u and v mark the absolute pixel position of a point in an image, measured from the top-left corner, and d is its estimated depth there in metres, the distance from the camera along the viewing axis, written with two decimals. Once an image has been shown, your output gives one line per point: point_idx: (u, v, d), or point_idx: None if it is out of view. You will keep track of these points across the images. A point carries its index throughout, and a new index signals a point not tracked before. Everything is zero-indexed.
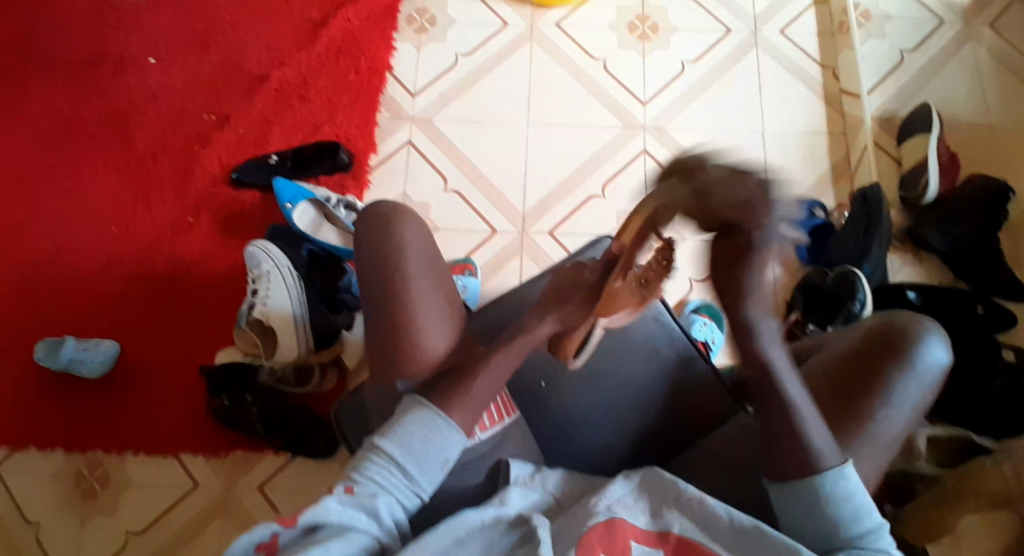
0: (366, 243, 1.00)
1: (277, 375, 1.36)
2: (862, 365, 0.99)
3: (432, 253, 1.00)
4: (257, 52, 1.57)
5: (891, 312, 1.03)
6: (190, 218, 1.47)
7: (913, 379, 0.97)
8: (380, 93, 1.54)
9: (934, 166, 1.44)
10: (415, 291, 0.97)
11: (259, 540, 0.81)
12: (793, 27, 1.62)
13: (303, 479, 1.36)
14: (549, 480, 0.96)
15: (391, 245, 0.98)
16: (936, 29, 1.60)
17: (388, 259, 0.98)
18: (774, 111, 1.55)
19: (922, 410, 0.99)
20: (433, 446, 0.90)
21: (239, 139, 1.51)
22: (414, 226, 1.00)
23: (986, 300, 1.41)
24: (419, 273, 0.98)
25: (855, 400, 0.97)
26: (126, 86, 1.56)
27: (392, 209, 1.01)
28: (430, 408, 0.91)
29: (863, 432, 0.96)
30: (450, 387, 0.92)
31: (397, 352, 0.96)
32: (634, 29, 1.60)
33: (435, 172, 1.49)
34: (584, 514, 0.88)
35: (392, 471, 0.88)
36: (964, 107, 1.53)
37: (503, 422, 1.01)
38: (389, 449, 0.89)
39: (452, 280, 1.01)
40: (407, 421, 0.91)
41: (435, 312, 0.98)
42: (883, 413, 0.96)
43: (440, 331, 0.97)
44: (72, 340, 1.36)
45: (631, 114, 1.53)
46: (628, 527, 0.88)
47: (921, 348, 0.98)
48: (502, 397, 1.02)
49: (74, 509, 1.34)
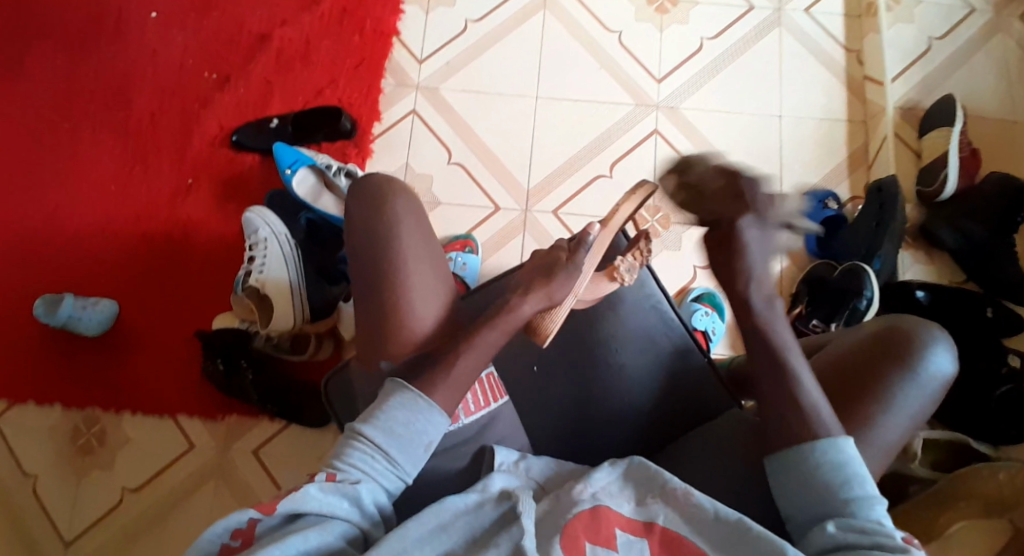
0: (358, 221, 0.97)
1: (273, 342, 1.36)
2: (862, 369, 0.95)
3: (424, 234, 0.97)
4: (262, 10, 1.53)
5: (899, 317, 0.99)
6: (190, 179, 1.46)
7: (913, 388, 0.93)
8: (386, 58, 1.50)
9: (954, 162, 1.40)
10: (404, 270, 0.94)
11: (236, 526, 0.80)
12: (817, 5, 1.55)
13: (296, 446, 1.37)
14: (533, 468, 0.96)
15: (381, 222, 0.95)
16: (968, 15, 1.53)
17: (377, 237, 0.95)
18: (792, 95, 1.50)
19: (921, 420, 0.95)
20: (416, 430, 0.89)
21: (242, 100, 1.49)
22: (406, 205, 0.97)
23: (995, 303, 1.39)
24: (409, 253, 0.95)
25: (853, 405, 0.94)
26: (128, 40, 1.53)
27: (384, 186, 0.97)
28: (410, 391, 0.90)
29: (858, 438, 0.93)
30: (434, 378, 0.91)
31: (388, 331, 0.94)
32: (652, 0, 1.54)
33: (439, 144, 1.46)
34: (569, 501, 0.87)
35: (375, 458, 0.87)
36: (989, 100, 1.48)
37: (489, 408, 1.01)
38: (372, 435, 0.88)
39: (444, 263, 0.98)
40: (389, 405, 0.90)
41: (425, 291, 0.95)
42: (880, 420, 0.93)
43: (430, 309, 0.95)
44: (71, 297, 1.37)
45: (643, 91, 1.49)
46: (613, 516, 0.86)
47: (925, 356, 0.94)
48: (486, 382, 1.02)
49: (70, 465, 1.36)
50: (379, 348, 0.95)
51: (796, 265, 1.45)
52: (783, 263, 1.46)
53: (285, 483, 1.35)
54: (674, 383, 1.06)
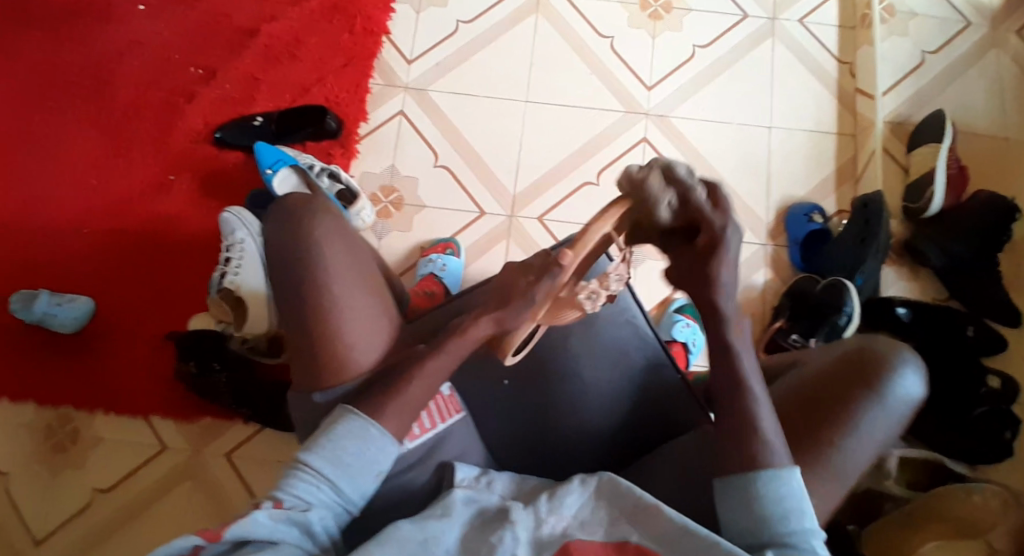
0: (277, 247, 0.98)
1: (248, 344, 1.31)
2: (830, 391, 0.94)
3: (349, 254, 0.99)
4: (248, 3, 1.50)
5: (870, 338, 0.98)
6: (170, 175, 1.43)
7: (882, 412, 0.93)
8: (375, 57, 1.48)
9: (941, 179, 1.39)
10: (336, 297, 0.95)
11: (180, 551, 0.79)
12: (811, 16, 1.54)
13: (272, 450, 1.36)
14: (499, 483, 0.95)
15: (303, 248, 0.96)
16: (961, 31, 1.52)
17: (303, 263, 0.96)
18: (783, 107, 1.49)
19: (887, 443, 0.94)
20: (365, 459, 0.90)
21: (225, 96, 1.46)
22: (330, 225, 0.99)
23: (976, 321, 1.39)
24: (339, 278, 0.96)
25: (820, 426, 0.93)
26: (109, 29, 1.49)
27: (305, 207, 0.99)
28: (357, 417, 0.91)
29: (823, 462, 0.92)
30: (392, 394, 0.92)
31: (321, 359, 0.95)
32: (646, 6, 1.53)
33: (425, 145, 1.44)
34: (539, 540, 0.86)
35: (322, 487, 0.88)
36: (981, 117, 1.47)
37: (444, 426, 1.01)
38: (317, 464, 0.88)
39: (373, 282, 1.00)
40: (338, 432, 0.90)
41: (359, 314, 0.97)
42: (847, 443, 0.92)
43: (367, 331, 0.97)
44: (46, 294, 1.34)
45: (634, 98, 1.48)
46: (585, 548, 0.86)
47: (894, 379, 0.94)
48: (442, 399, 1.02)
49: (43, 463, 1.35)
50: (311, 375, 0.96)
51: (779, 277, 1.44)
52: (766, 275, 1.44)
53: (260, 487, 1.34)
54: (647, 397, 1.07)
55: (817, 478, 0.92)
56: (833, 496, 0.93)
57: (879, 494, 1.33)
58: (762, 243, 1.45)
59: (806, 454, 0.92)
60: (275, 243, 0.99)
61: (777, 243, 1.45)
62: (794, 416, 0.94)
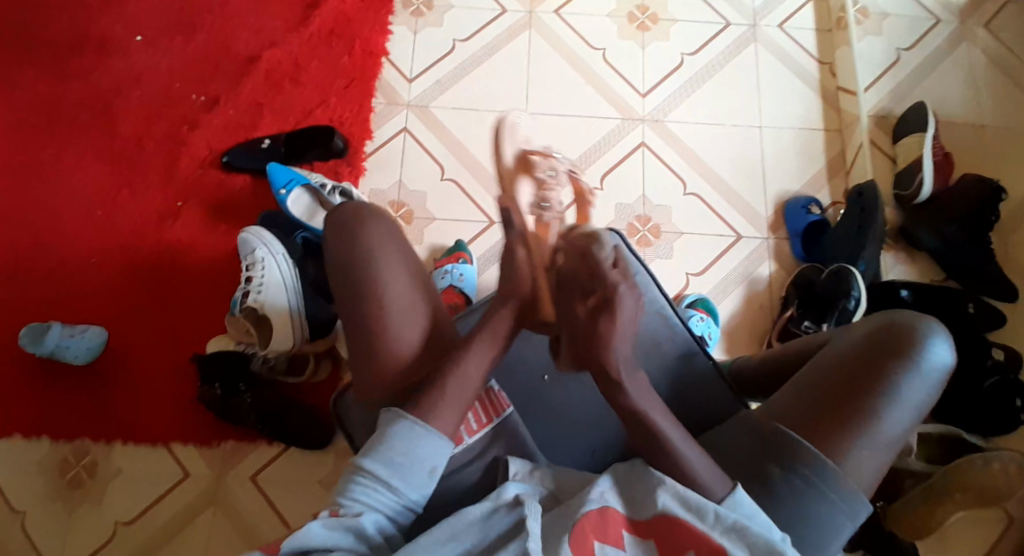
0: (338, 252, 1.00)
1: (270, 365, 1.34)
2: (864, 363, 0.97)
3: (401, 252, 1.01)
4: (250, 33, 1.55)
5: (895, 312, 1.01)
6: (181, 203, 1.45)
7: (915, 378, 0.96)
8: (376, 78, 1.54)
9: (929, 165, 1.45)
10: (384, 290, 0.97)
11: None
12: (789, 21, 1.62)
13: (295, 472, 1.34)
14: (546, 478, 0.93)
15: (360, 250, 0.99)
16: (933, 26, 1.60)
17: (357, 253, 0.99)
18: (770, 105, 1.56)
19: (923, 411, 0.97)
20: (416, 457, 0.90)
21: (232, 122, 1.50)
22: (380, 226, 1.01)
23: (975, 298, 1.41)
24: (387, 272, 0.98)
25: (856, 396, 0.95)
26: (114, 65, 1.53)
27: (356, 212, 1.02)
28: (409, 420, 0.91)
29: (863, 428, 0.94)
30: (435, 400, 0.92)
31: (374, 352, 0.97)
32: (633, 19, 1.60)
33: (431, 160, 1.49)
34: (577, 503, 0.88)
35: (379, 489, 0.88)
36: (956, 107, 1.54)
37: (492, 424, 1.01)
38: (373, 469, 0.89)
39: (430, 282, 1.02)
40: (388, 437, 0.90)
41: (403, 306, 0.98)
42: (886, 410, 0.95)
43: (410, 315, 0.98)
44: (57, 327, 1.32)
45: (629, 105, 1.54)
46: (620, 518, 0.87)
47: (925, 347, 0.97)
48: (491, 397, 1.02)
49: (60, 499, 1.32)
50: (365, 368, 0.98)
51: (783, 268, 1.47)
52: (771, 266, 1.47)
53: (287, 510, 1.32)
54: (686, 389, 1.10)
55: (862, 449, 0.95)
56: (875, 463, 0.95)
57: (900, 471, 1.29)
58: (764, 237, 1.48)
59: (849, 428, 0.95)
60: (333, 245, 1.02)
61: (777, 237, 1.48)
62: (830, 388, 0.97)
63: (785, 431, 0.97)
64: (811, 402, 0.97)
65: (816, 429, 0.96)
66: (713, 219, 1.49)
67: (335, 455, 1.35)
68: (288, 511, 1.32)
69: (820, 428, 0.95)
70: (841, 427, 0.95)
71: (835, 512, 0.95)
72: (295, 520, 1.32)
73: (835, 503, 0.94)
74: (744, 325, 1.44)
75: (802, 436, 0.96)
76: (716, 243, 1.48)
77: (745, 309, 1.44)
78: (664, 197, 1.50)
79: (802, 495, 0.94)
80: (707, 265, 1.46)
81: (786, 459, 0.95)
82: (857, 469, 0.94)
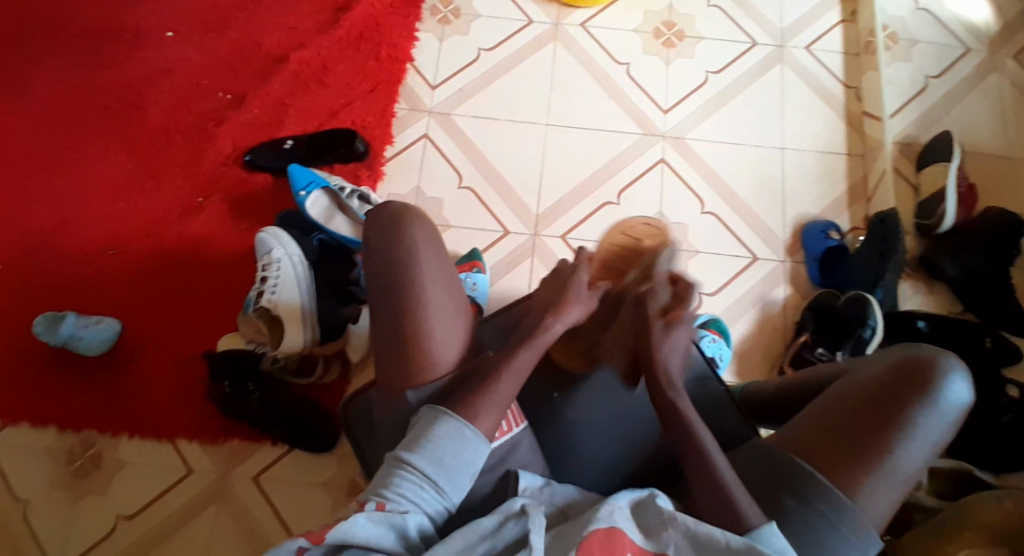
0: (380, 253, 1.01)
1: (279, 364, 1.33)
2: (883, 396, 0.95)
3: (440, 257, 1.01)
4: (277, 32, 1.56)
5: (916, 345, 1.00)
6: (200, 199, 1.46)
7: (933, 414, 0.94)
8: (400, 83, 1.54)
9: (953, 196, 1.42)
10: (421, 297, 0.98)
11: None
12: (817, 43, 1.61)
13: (298, 474, 1.34)
14: (557, 494, 0.95)
15: (401, 255, 0.99)
16: (963, 55, 1.58)
17: (399, 258, 0.99)
18: (794, 127, 1.55)
19: (941, 448, 0.95)
20: (464, 460, 0.92)
21: (256, 121, 1.50)
22: (423, 230, 1.01)
23: (993, 332, 1.39)
24: (427, 279, 0.99)
25: (874, 430, 0.94)
26: (142, 59, 1.54)
27: (399, 213, 1.02)
28: (457, 419, 0.92)
29: (878, 461, 0.93)
30: (472, 409, 0.94)
31: (405, 357, 0.98)
32: (659, 35, 1.59)
33: (450, 168, 1.49)
34: (584, 521, 0.87)
35: (424, 487, 0.90)
36: (983, 138, 1.52)
37: (512, 433, 0.99)
38: (420, 465, 0.90)
39: (461, 288, 1.02)
40: (436, 434, 0.92)
41: (441, 315, 0.98)
42: (903, 445, 0.93)
43: (443, 327, 0.98)
44: (73, 315, 1.33)
45: (651, 121, 1.53)
46: (625, 538, 0.87)
47: (945, 383, 0.95)
48: (512, 408, 1.01)
49: (64, 488, 1.32)
50: (389, 374, 0.99)
51: (798, 293, 1.45)
52: (787, 290, 1.45)
53: (287, 511, 1.32)
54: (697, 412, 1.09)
55: (877, 483, 0.93)
56: (889, 499, 0.94)
57: (910, 506, 1.28)
58: (781, 260, 1.47)
59: (865, 461, 0.93)
60: (374, 243, 1.02)
61: (794, 260, 1.47)
62: (848, 420, 0.96)
63: (800, 461, 0.95)
64: (828, 433, 0.96)
65: (831, 461, 0.95)
66: (731, 240, 1.48)
67: (339, 460, 1.35)
68: (288, 512, 1.32)
69: (837, 460, 0.94)
70: (857, 460, 0.93)
71: (848, 546, 0.93)
72: (294, 520, 1.32)
73: (848, 539, 0.93)
74: (757, 347, 1.42)
75: (818, 468, 0.95)
76: (732, 264, 1.46)
77: (758, 332, 1.43)
78: (682, 215, 1.49)
79: (816, 529, 0.93)
80: (722, 285, 1.45)
81: (800, 487, 0.94)
82: (872, 503, 0.93)
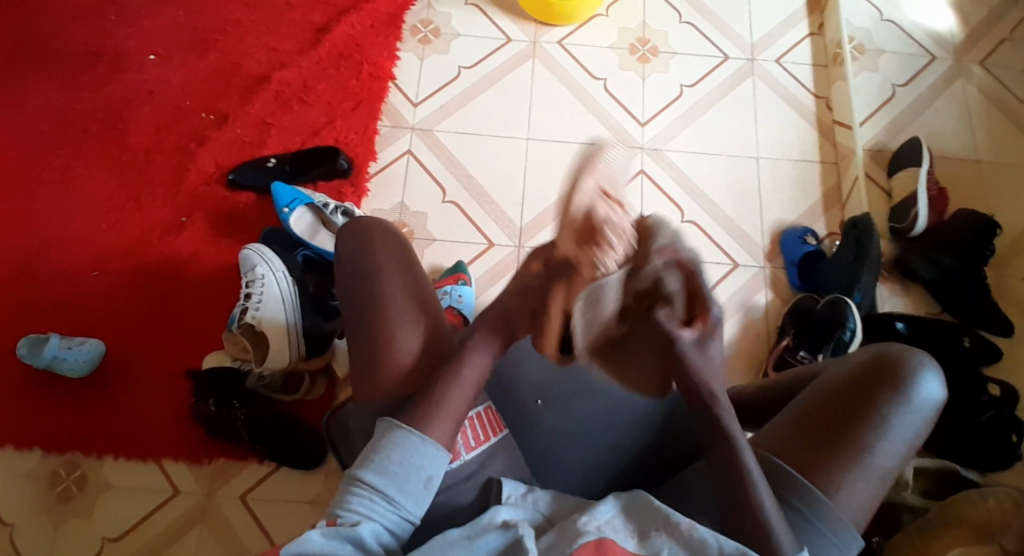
0: (350, 270, 0.99)
1: (264, 381, 1.34)
2: (856, 396, 0.97)
3: (407, 268, 1.00)
4: (259, 54, 1.58)
5: (885, 345, 1.01)
6: (183, 218, 1.46)
7: (905, 412, 0.96)
8: (382, 101, 1.56)
9: (924, 199, 1.45)
10: (388, 306, 0.96)
11: None
12: (787, 56, 1.66)
13: (286, 491, 1.33)
14: (541, 501, 0.94)
15: (368, 271, 0.98)
16: (928, 64, 1.64)
17: (366, 276, 0.98)
18: (767, 135, 1.59)
19: (914, 444, 0.97)
20: (411, 467, 0.89)
21: (238, 141, 1.52)
22: (389, 244, 1.00)
23: (971, 332, 1.41)
24: (393, 289, 0.97)
25: (846, 428, 0.95)
26: (124, 82, 1.55)
27: (366, 229, 1.01)
28: (402, 428, 0.90)
29: (855, 459, 0.94)
30: (427, 409, 0.92)
31: (374, 368, 0.95)
32: (634, 50, 1.64)
33: (434, 183, 1.51)
34: (573, 532, 0.86)
35: (376, 500, 0.88)
36: (951, 143, 1.57)
37: (489, 442, 1.00)
38: (369, 479, 0.88)
39: (430, 292, 1.01)
40: (384, 446, 0.90)
41: (403, 307, 0.97)
42: (879, 442, 0.95)
43: (413, 335, 0.96)
44: (55, 336, 1.33)
45: (629, 133, 1.57)
46: (617, 547, 0.85)
47: (915, 382, 0.97)
48: (488, 415, 1.02)
49: (47, 511, 1.30)
50: (364, 384, 0.96)
51: (780, 297, 1.47)
52: (768, 296, 1.47)
53: (275, 529, 1.31)
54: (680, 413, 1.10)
55: (854, 480, 0.94)
56: (867, 495, 0.94)
57: (895, 505, 1.28)
58: (760, 266, 1.49)
59: (842, 460, 0.94)
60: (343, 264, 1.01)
61: (773, 265, 1.49)
62: (821, 421, 0.96)
63: (778, 461, 0.96)
64: (807, 433, 0.96)
65: (806, 463, 0.95)
66: (711, 246, 1.50)
67: (327, 476, 1.34)
68: (276, 532, 1.31)
69: (814, 461, 0.95)
70: (834, 460, 0.94)
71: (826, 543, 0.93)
72: (282, 538, 1.30)
73: (826, 535, 0.93)
74: (736, 354, 1.43)
75: (794, 465, 0.95)
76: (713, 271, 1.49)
77: (741, 335, 1.45)
78: None
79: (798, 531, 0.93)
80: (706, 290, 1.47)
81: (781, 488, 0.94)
82: (850, 501, 0.94)
